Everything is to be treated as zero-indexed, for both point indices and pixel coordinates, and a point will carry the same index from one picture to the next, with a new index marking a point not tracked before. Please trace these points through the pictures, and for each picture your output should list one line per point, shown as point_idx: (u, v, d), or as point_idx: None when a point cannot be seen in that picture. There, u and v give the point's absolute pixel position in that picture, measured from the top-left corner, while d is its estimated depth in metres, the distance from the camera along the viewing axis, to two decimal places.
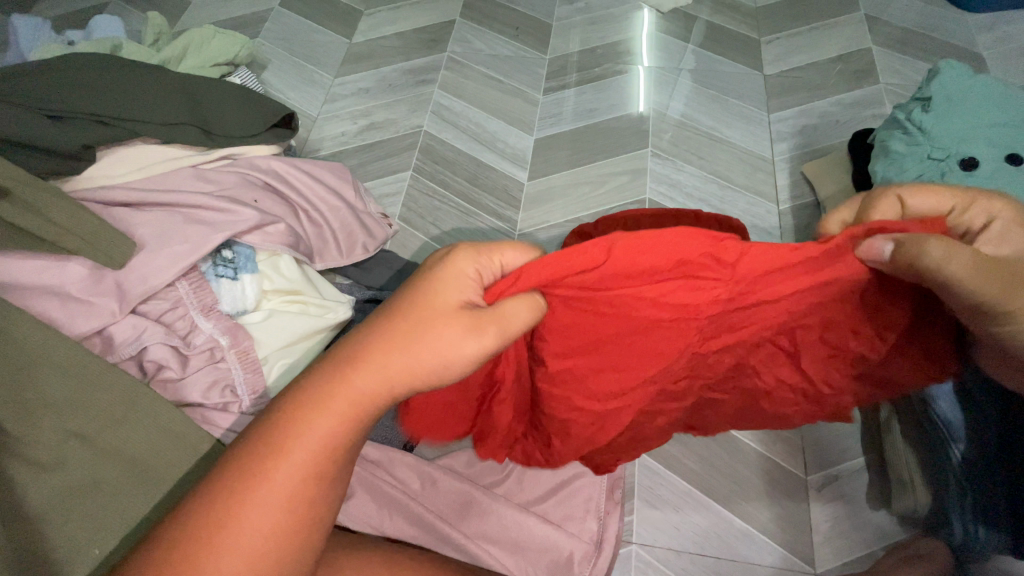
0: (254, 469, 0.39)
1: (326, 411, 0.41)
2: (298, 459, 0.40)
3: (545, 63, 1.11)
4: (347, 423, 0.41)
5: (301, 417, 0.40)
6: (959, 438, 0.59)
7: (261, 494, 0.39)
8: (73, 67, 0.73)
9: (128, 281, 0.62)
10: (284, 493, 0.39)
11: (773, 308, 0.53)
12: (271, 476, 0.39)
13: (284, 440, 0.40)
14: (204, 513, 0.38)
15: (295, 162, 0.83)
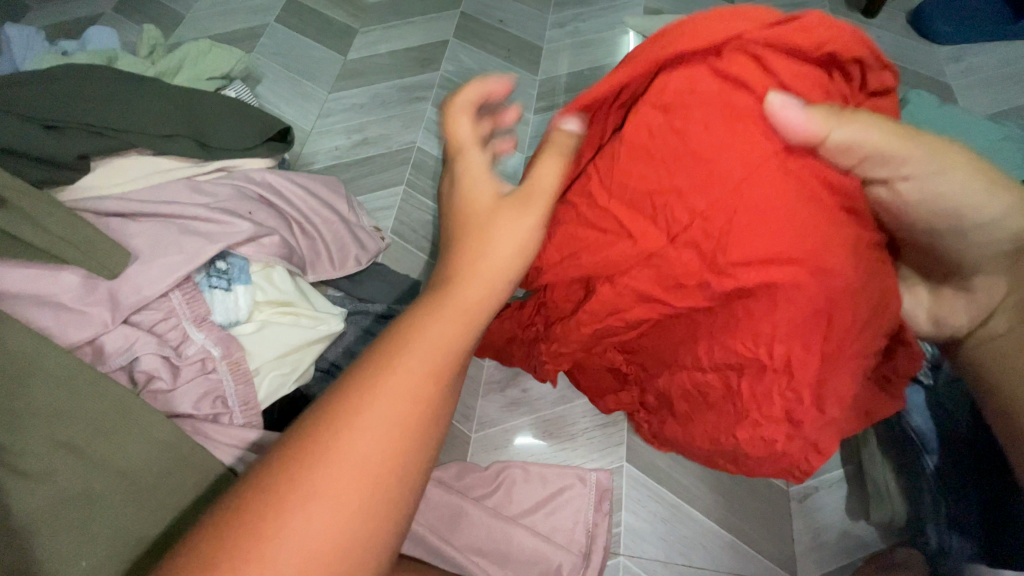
0: (348, 416, 0.35)
1: (400, 366, 0.37)
2: (398, 398, 0.36)
3: (536, 84, 1.14)
4: (428, 373, 0.37)
5: (395, 362, 0.37)
6: (933, 449, 0.64)
7: (355, 434, 0.34)
8: (70, 78, 0.74)
9: (122, 291, 0.62)
10: (380, 441, 0.35)
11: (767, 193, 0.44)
12: (357, 431, 0.34)
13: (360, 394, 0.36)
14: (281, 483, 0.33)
15: (289, 176, 0.84)
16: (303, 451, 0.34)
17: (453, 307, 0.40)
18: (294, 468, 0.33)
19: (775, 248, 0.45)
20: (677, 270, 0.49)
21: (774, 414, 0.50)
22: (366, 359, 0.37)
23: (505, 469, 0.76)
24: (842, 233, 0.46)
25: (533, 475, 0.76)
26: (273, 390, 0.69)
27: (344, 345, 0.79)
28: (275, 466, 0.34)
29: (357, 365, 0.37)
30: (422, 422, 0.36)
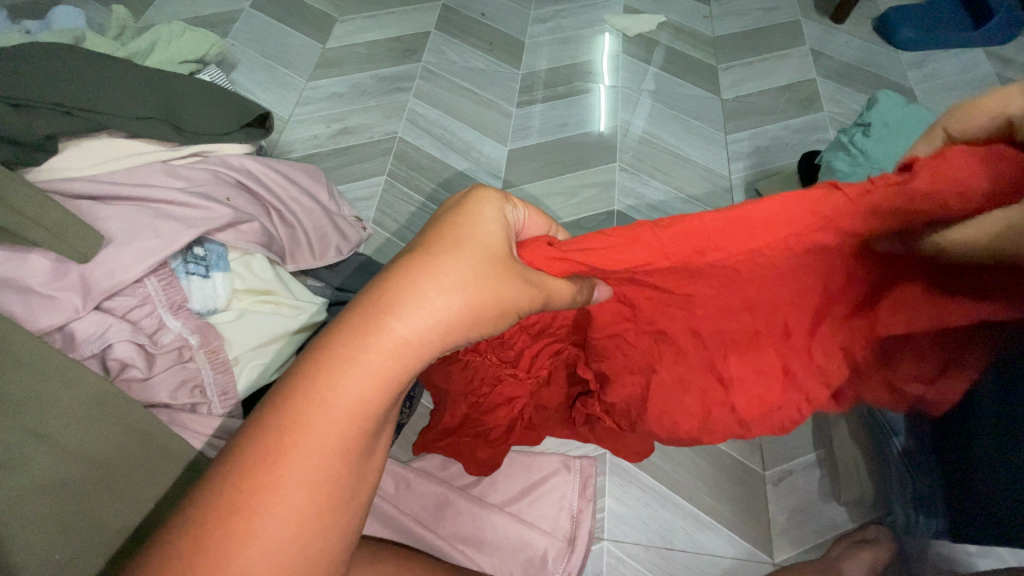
0: (267, 472, 0.36)
1: (312, 443, 0.36)
2: (308, 482, 0.37)
3: (517, 78, 1.14)
4: (337, 465, 0.37)
5: (318, 409, 0.36)
6: (899, 431, 0.63)
7: (255, 541, 0.35)
8: (35, 54, 0.70)
9: (94, 276, 0.60)
10: (308, 502, 0.37)
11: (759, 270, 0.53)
12: (265, 528, 0.36)
13: (272, 480, 0.36)
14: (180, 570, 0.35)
15: (268, 163, 0.82)
16: (230, 498, 0.36)
17: (377, 338, 0.37)
18: (218, 525, 0.35)
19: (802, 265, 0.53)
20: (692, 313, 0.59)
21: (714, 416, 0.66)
22: (289, 400, 0.37)
23: None
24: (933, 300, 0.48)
25: (519, 463, 0.76)
26: (254, 381, 0.66)
27: None
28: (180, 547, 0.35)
29: (281, 400, 0.37)
30: (346, 472, 0.38)
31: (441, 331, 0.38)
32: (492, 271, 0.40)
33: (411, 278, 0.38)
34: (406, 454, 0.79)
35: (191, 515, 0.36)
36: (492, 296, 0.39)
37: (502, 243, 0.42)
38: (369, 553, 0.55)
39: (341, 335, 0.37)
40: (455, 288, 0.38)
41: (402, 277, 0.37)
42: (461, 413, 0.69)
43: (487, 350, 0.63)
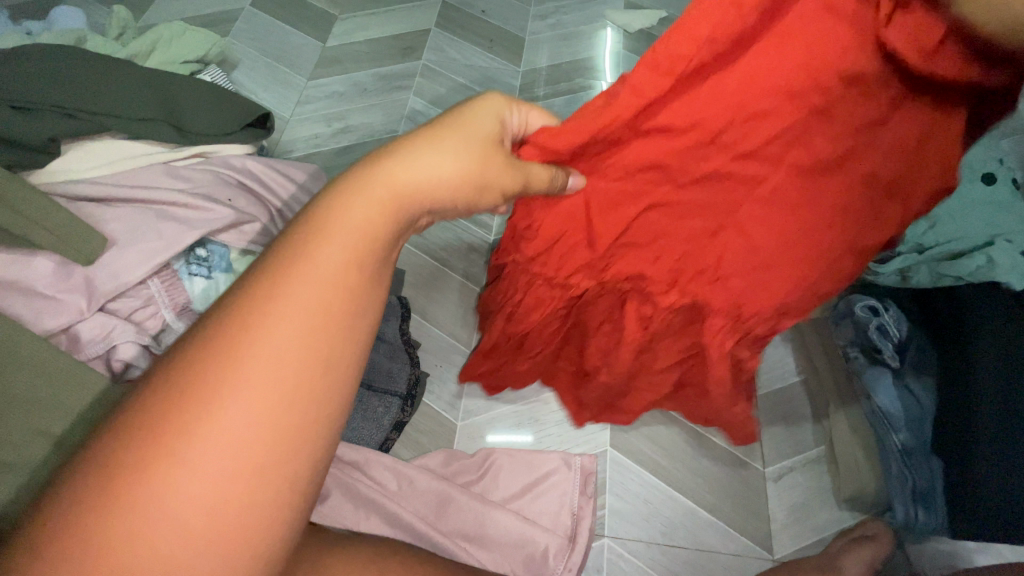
0: (238, 353, 0.31)
1: (314, 270, 0.33)
2: (306, 305, 0.32)
3: (518, 75, 1.14)
4: (343, 292, 0.34)
5: (309, 265, 0.34)
6: (899, 428, 0.68)
7: (244, 376, 0.30)
8: (35, 56, 0.71)
9: (99, 277, 0.60)
10: (305, 330, 0.32)
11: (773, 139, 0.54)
12: (251, 356, 0.31)
13: (263, 309, 0.32)
14: (155, 414, 0.30)
15: (269, 163, 0.82)
16: (197, 382, 0.30)
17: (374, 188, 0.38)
18: (174, 415, 0.29)
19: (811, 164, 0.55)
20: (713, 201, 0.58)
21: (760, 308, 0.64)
22: (269, 271, 0.33)
23: (491, 456, 0.76)
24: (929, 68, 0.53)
25: (519, 460, 0.76)
26: None
27: None
28: (160, 388, 0.30)
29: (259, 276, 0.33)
30: (330, 337, 0.33)
31: (441, 187, 0.41)
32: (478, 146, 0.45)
33: (411, 140, 0.41)
34: (409, 453, 0.80)
35: (163, 378, 0.31)
36: (480, 166, 0.44)
37: (496, 131, 0.47)
38: (371, 551, 0.55)
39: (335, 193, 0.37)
40: (449, 148, 0.42)
41: (402, 142, 0.41)
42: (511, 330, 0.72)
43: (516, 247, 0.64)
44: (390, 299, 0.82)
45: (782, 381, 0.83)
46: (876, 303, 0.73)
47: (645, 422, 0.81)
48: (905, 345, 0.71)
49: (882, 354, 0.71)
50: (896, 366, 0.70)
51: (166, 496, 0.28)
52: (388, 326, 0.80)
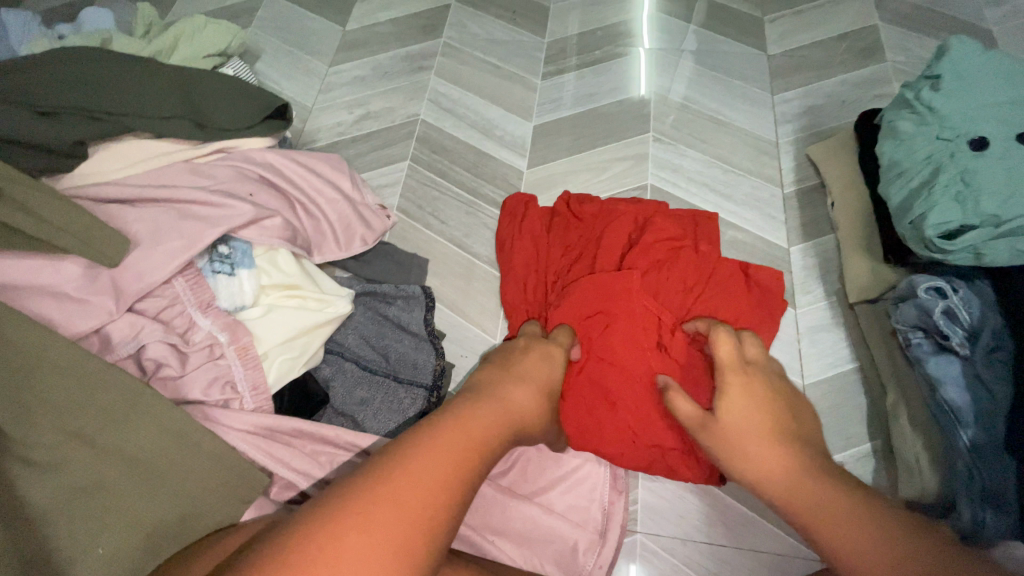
0: (344, 529, 0.36)
1: (441, 439, 0.43)
2: (438, 453, 0.42)
3: (543, 47, 1.09)
4: (466, 450, 0.43)
5: (436, 447, 0.42)
6: (968, 422, 0.61)
7: (390, 505, 0.38)
8: (56, 58, 0.71)
9: (125, 279, 0.62)
10: (426, 477, 0.40)
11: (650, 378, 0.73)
12: (383, 505, 0.38)
13: (399, 468, 0.40)
14: (311, 536, 0.36)
15: (290, 155, 0.82)
16: (314, 546, 0.36)
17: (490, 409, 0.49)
18: (298, 558, 0.35)
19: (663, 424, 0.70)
20: (629, 355, 0.74)
21: (703, 287, 0.79)
22: (409, 444, 0.42)
23: (519, 448, 0.74)
24: (764, 411, 0.56)
25: (548, 454, 0.74)
26: (283, 374, 0.68)
27: (355, 329, 0.78)
28: (311, 524, 0.37)
29: (407, 445, 0.42)
30: (454, 474, 0.41)
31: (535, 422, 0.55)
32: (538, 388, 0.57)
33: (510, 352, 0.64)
34: None
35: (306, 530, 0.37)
36: (542, 376, 0.59)
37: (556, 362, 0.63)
38: None
39: (470, 401, 0.49)
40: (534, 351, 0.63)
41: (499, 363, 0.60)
42: (543, 264, 0.85)
43: (534, 226, 0.87)
44: (414, 290, 0.80)
45: (831, 370, 0.78)
46: (943, 284, 0.65)
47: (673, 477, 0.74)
48: (978, 330, 0.63)
49: (948, 341, 0.64)
50: (966, 354, 0.63)
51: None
52: (411, 317, 0.80)
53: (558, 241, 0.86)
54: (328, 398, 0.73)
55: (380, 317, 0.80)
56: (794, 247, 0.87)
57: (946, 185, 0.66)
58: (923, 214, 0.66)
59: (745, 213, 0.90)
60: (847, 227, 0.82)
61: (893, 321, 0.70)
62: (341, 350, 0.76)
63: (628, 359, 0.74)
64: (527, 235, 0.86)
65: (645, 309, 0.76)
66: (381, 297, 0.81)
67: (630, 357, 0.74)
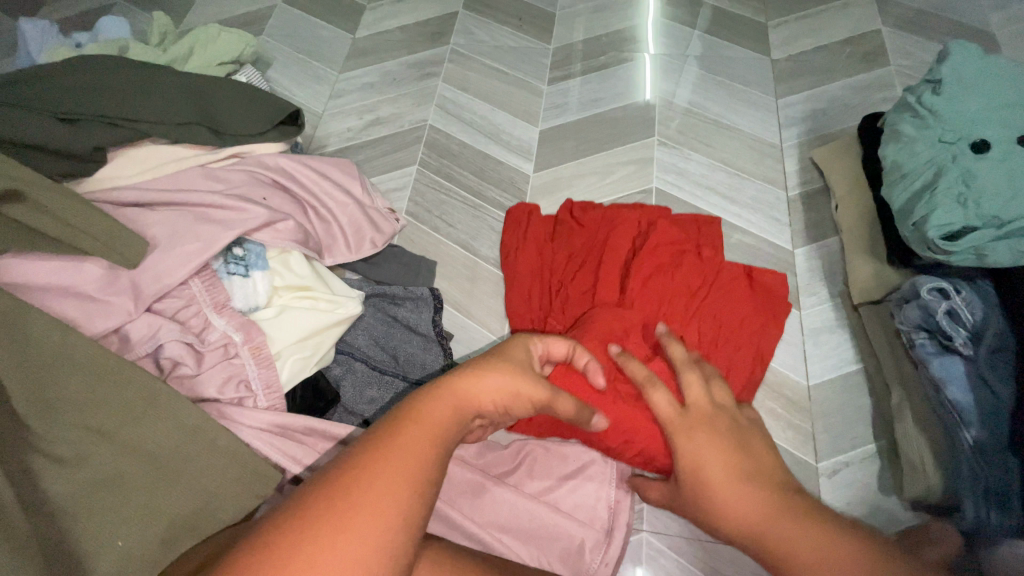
0: (308, 523, 0.37)
1: (398, 449, 0.41)
2: (387, 465, 0.40)
3: (549, 53, 1.11)
4: (419, 460, 0.41)
5: (391, 455, 0.40)
6: (971, 422, 0.61)
7: (337, 525, 0.36)
8: (77, 67, 0.74)
9: (143, 280, 0.64)
10: (375, 489, 0.38)
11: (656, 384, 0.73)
12: (334, 521, 0.37)
13: (352, 479, 0.39)
14: (268, 550, 0.36)
15: (302, 159, 0.83)
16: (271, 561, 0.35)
17: (452, 408, 0.46)
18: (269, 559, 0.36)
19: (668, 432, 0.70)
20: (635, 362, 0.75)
21: (704, 289, 0.81)
22: (364, 455, 0.40)
23: (526, 447, 0.76)
24: (707, 431, 0.55)
25: (554, 453, 0.75)
26: (295, 373, 0.70)
27: (365, 329, 0.80)
28: (269, 538, 0.36)
29: (364, 452, 0.41)
30: (400, 486, 0.39)
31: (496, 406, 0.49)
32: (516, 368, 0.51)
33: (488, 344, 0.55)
34: None
35: (265, 543, 0.36)
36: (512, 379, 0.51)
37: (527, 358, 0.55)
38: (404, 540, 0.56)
39: (429, 388, 0.47)
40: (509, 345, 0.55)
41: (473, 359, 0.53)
42: (547, 272, 0.86)
43: (537, 233, 0.88)
44: (422, 292, 0.82)
45: (836, 371, 0.79)
46: (946, 285, 0.66)
47: None
48: (982, 331, 0.64)
49: (951, 342, 0.64)
50: (968, 355, 0.64)
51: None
52: (420, 318, 0.81)
53: (561, 247, 0.87)
54: (339, 397, 0.74)
55: (389, 318, 0.81)
56: (798, 249, 0.88)
57: (947, 187, 0.67)
58: (924, 216, 0.66)
59: (749, 216, 0.91)
60: (851, 229, 0.82)
61: (896, 322, 0.70)
62: (351, 350, 0.77)
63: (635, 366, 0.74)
64: (531, 241, 0.87)
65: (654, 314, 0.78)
66: (391, 298, 0.83)
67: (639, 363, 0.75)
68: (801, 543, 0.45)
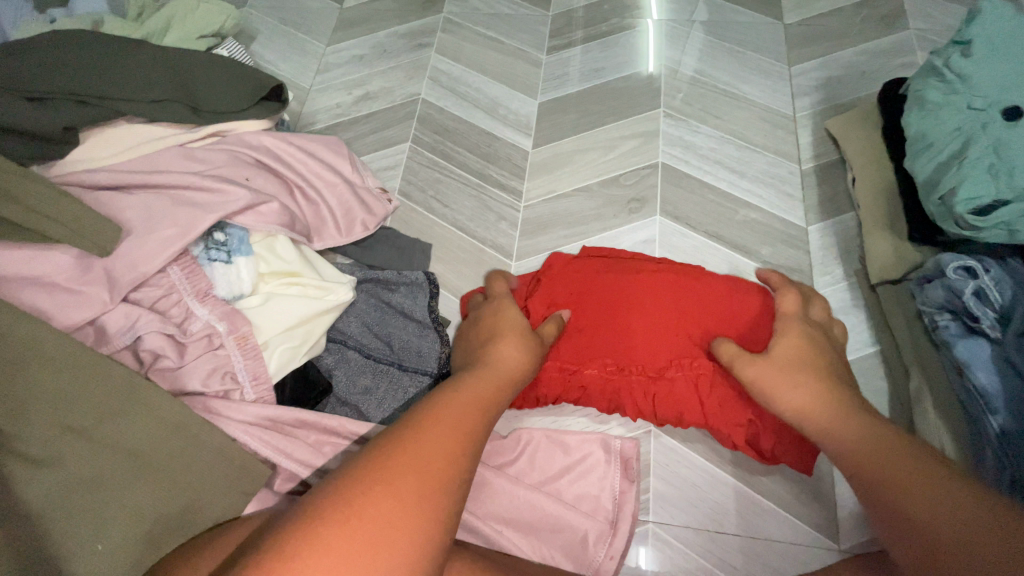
0: (400, 483, 0.39)
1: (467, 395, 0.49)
2: (463, 403, 0.48)
3: (548, 21, 1.05)
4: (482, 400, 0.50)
5: (458, 407, 0.47)
6: (996, 409, 0.58)
7: (444, 445, 0.43)
8: (42, 41, 0.69)
9: (118, 268, 0.60)
10: (459, 418, 0.46)
11: (687, 389, 0.69)
12: (433, 443, 0.43)
13: (440, 416, 0.46)
14: (366, 483, 0.39)
15: (287, 138, 0.79)
16: (370, 493, 0.39)
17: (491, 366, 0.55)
18: (362, 517, 0.37)
19: (722, 403, 0.68)
20: (659, 362, 0.70)
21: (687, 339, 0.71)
22: (435, 399, 0.48)
23: (527, 437, 0.73)
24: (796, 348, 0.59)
25: (556, 443, 0.72)
26: (284, 363, 0.66)
27: (358, 316, 0.76)
28: (368, 471, 0.40)
29: (438, 401, 0.48)
30: (474, 420, 0.47)
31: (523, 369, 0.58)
32: (525, 335, 0.61)
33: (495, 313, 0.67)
34: None
35: (366, 469, 0.40)
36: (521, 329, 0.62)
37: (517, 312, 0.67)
38: None
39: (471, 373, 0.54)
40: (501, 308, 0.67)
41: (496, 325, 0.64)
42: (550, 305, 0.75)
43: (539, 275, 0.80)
44: (416, 276, 0.78)
45: (851, 354, 0.75)
46: (974, 264, 0.62)
47: (681, 465, 0.72)
48: (1010, 312, 0.60)
49: (978, 323, 0.60)
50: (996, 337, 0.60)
51: (389, 516, 0.38)
52: (415, 304, 0.77)
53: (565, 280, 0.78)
54: (331, 386, 0.71)
55: (382, 304, 0.78)
56: (812, 226, 0.83)
57: (977, 157, 0.62)
58: (952, 189, 0.62)
59: (760, 191, 0.87)
60: (869, 204, 0.78)
61: (918, 303, 0.67)
62: (343, 338, 0.74)
63: (672, 383, 0.69)
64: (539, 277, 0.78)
65: (668, 331, 0.71)
66: (384, 284, 0.79)
67: (671, 381, 0.69)
68: (883, 446, 0.47)
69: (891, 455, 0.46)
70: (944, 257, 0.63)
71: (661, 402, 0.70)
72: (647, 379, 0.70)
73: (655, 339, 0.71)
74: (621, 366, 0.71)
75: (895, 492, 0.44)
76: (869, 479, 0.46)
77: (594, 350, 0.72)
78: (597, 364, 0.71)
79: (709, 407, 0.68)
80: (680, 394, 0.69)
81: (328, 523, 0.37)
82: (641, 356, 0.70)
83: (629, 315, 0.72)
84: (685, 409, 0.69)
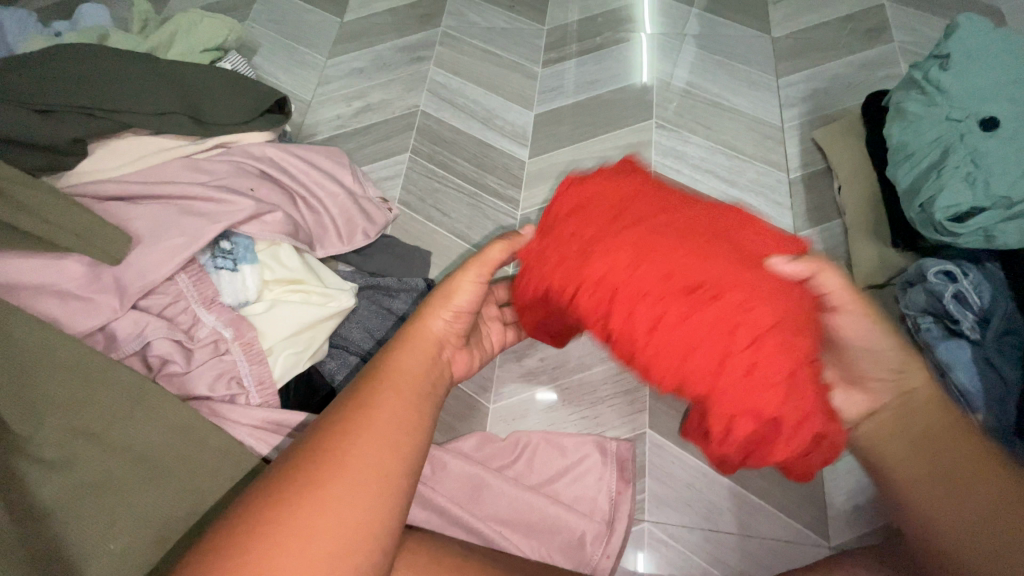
0: (324, 476, 0.42)
1: (392, 382, 0.49)
2: (387, 394, 0.48)
3: (543, 34, 1.08)
4: (408, 387, 0.50)
5: (391, 393, 0.49)
6: (977, 406, 0.60)
7: (368, 442, 0.45)
8: (53, 57, 0.71)
9: (127, 276, 0.62)
10: (385, 412, 0.47)
11: (728, 342, 0.40)
12: (353, 439, 0.44)
13: (365, 406, 0.47)
14: (296, 475, 0.43)
15: (290, 148, 0.81)
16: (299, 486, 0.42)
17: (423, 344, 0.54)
18: (294, 507, 0.41)
19: (762, 372, 0.40)
20: (703, 311, 0.40)
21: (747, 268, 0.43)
22: (364, 385, 0.49)
23: (524, 440, 0.74)
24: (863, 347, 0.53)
25: (554, 445, 0.74)
26: (289, 368, 0.68)
27: (360, 323, 0.78)
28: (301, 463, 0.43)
29: (364, 388, 0.49)
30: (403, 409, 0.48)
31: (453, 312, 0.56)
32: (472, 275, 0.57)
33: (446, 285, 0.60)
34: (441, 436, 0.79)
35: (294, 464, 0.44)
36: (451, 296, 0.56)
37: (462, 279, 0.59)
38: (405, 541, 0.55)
39: (395, 345, 0.53)
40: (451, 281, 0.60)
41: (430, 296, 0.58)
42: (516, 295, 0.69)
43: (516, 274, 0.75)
44: (416, 283, 0.80)
45: None
46: (953, 268, 0.64)
47: (676, 466, 0.74)
48: (988, 315, 0.63)
49: (959, 326, 0.63)
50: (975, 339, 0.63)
51: (315, 512, 0.41)
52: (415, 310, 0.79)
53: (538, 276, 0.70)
54: (334, 392, 0.73)
55: (384, 310, 0.80)
56: (800, 233, 0.86)
57: (955, 166, 0.65)
58: (931, 198, 0.65)
59: (750, 200, 0.89)
60: (855, 212, 0.81)
61: (901, 306, 0.69)
62: (346, 344, 0.76)
63: (702, 323, 0.40)
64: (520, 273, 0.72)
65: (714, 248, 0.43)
66: (384, 290, 0.81)
67: (703, 314, 0.40)
68: (946, 457, 0.49)
69: (962, 477, 0.48)
70: (929, 262, 0.65)
71: (673, 327, 0.41)
72: (673, 319, 0.41)
73: (697, 262, 0.42)
74: (638, 283, 0.42)
75: (931, 518, 0.49)
76: (910, 499, 0.51)
77: (585, 261, 0.45)
78: (593, 297, 0.44)
79: (754, 369, 0.39)
80: (704, 361, 0.40)
81: (262, 515, 0.41)
82: (688, 277, 0.42)
83: (722, 248, 0.44)
84: (706, 346, 0.40)
